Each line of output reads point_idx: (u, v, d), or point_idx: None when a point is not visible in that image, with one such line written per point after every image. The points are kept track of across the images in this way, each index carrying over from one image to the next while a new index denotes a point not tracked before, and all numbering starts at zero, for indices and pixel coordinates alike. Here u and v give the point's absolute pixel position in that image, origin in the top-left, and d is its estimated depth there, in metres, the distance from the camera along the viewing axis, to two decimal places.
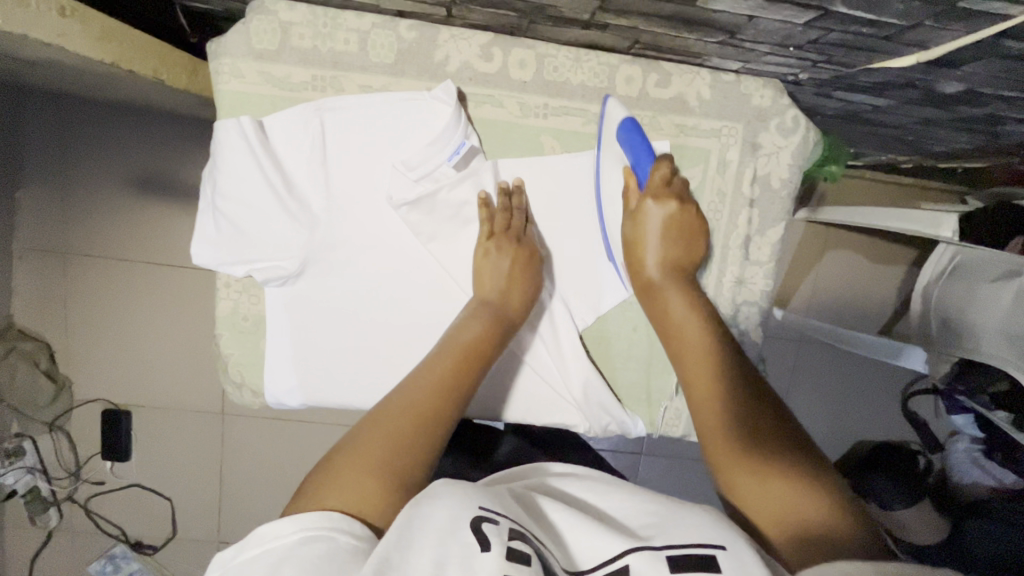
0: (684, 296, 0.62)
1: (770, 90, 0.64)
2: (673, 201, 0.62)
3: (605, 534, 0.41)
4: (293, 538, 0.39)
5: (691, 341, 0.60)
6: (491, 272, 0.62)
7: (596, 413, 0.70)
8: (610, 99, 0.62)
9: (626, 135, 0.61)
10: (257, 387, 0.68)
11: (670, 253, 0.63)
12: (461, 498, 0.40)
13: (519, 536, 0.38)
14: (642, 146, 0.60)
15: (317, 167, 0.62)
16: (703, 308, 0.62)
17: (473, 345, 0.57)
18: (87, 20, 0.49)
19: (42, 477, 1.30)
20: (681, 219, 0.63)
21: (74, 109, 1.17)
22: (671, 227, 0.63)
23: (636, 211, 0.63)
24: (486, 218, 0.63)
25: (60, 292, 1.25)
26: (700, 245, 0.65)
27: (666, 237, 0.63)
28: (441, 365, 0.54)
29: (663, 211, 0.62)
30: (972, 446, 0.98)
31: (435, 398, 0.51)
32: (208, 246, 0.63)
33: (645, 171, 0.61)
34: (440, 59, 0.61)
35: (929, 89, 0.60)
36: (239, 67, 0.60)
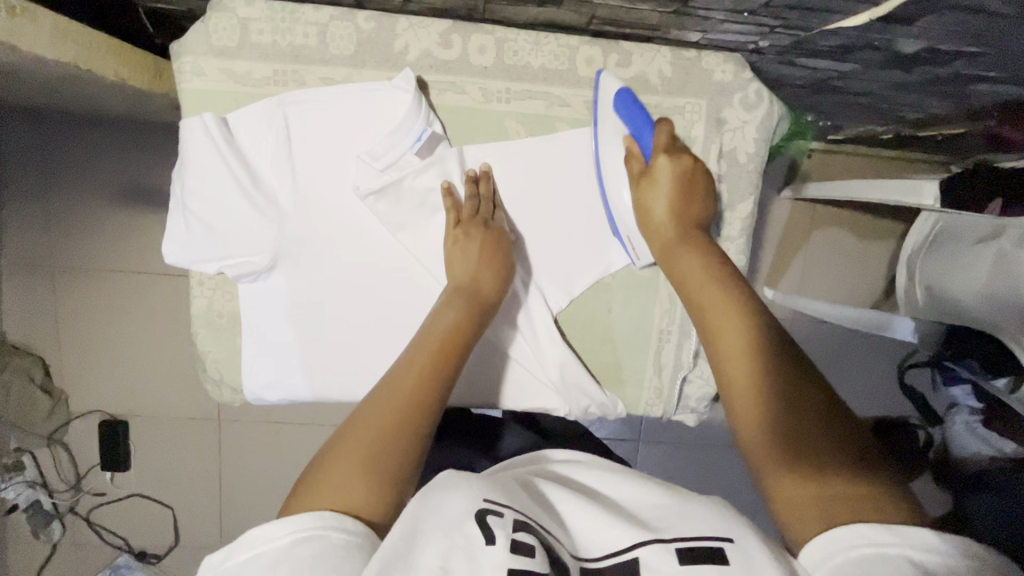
0: (703, 257, 0.59)
1: (731, 65, 0.65)
2: (681, 159, 0.61)
3: (615, 524, 0.41)
4: (286, 540, 0.40)
5: (716, 306, 0.55)
6: (461, 260, 0.62)
7: (575, 396, 0.70)
8: (604, 74, 0.62)
9: (623, 104, 0.61)
10: (237, 383, 0.68)
11: (684, 214, 0.61)
12: (468, 490, 0.40)
13: (524, 527, 0.38)
14: (643, 118, 0.61)
15: (283, 161, 0.62)
16: (724, 272, 0.58)
17: (454, 332, 0.56)
18: (39, 20, 0.48)
19: (43, 491, 1.31)
20: (690, 178, 0.62)
21: (57, 123, 1.18)
22: (681, 186, 0.61)
23: (646, 172, 0.61)
24: (452, 208, 0.63)
25: (53, 305, 1.26)
26: (707, 206, 0.63)
27: (677, 198, 0.61)
28: (419, 355, 0.53)
29: (673, 169, 0.60)
30: (971, 418, 1.01)
31: (415, 389, 0.51)
32: (181, 245, 0.64)
33: (647, 141, 0.61)
34: (400, 47, 0.61)
35: (890, 50, 0.59)
36: (201, 65, 0.60)
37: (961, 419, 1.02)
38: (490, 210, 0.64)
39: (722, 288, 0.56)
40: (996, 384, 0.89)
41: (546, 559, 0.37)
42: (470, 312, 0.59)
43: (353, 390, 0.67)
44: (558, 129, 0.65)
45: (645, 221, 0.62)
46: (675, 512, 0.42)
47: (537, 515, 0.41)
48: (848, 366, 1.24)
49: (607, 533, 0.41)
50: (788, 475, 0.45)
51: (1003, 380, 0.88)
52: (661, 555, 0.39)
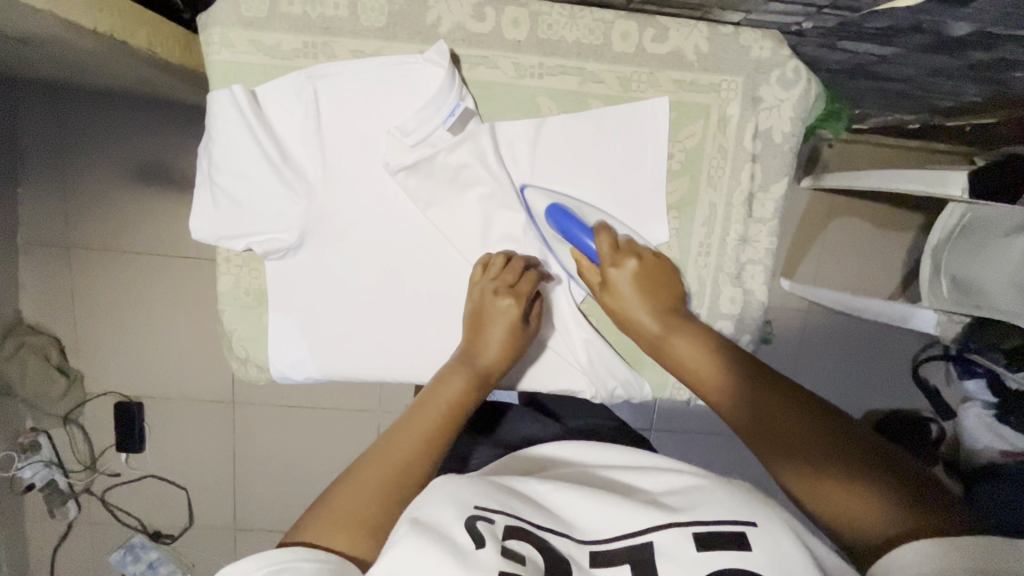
0: (694, 343, 0.60)
1: (770, 41, 0.63)
2: (631, 258, 0.63)
3: (627, 509, 0.41)
4: (257, 574, 0.39)
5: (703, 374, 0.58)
6: (482, 335, 0.62)
7: (601, 377, 0.70)
8: (528, 189, 0.64)
9: (556, 221, 0.63)
10: (262, 361, 0.68)
11: (655, 301, 0.63)
12: (454, 497, 0.40)
13: (517, 535, 0.38)
14: (577, 226, 0.63)
15: (311, 136, 0.61)
16: (710, 344, 0.60)
17: (454, 402, 0.57)
18: None
19: (59, 470, 1.31)
20: (651, 272, 0.64)
21: (73, 101, 1.17)
22: (643, 280, 0.63)
23: (606, 284, 0.64)
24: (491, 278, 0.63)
25: (68, 285, 1.26)
26: (674, 280, 0.65)
27: (644, 291, 0.63)
28: (418, 418, 0.54)
29: (629, 272, 0.63)
30: (984, 412, 1.01)
31: (409, 453, 0.51)
32: (207, 221, 0.63)
33: (592, 248, 0.63)
34: (433, 21, 0.60)
35: (938, 33, 0.57)
36: (230, 36, 0.59)
37: (974, 412, 1.02)
38: (521, 275, 0.64)
39: (706, 349, 0.59)
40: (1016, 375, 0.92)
41: (536, 567, 0.37)
42: (472, 380, 0.59)
43: (379, 368, 0.67)
44: (592, 106, 0.64)
45: (627, 326, 0.64)
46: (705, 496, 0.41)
47: (533, 512, 0.41)
48: (865, 355, 1.24)
49: (614, 518, 0.41)
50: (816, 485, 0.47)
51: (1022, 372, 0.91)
52: (676, 540, 0.38)
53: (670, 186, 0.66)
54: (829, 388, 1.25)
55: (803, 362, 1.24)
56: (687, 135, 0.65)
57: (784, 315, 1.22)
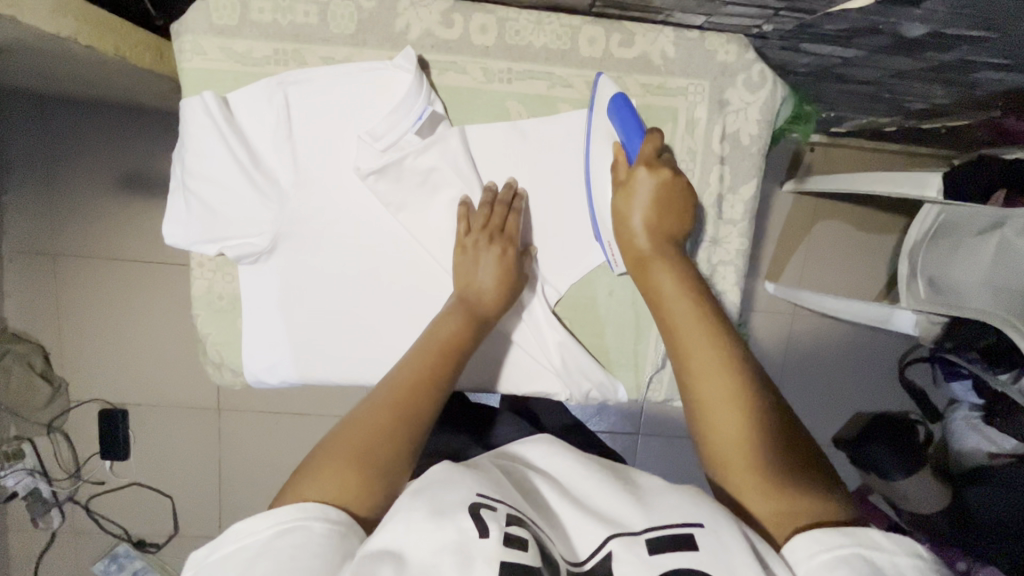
0: (677, 273, 0.58)
1: (735, 45, 0.64)
2: (665, 172, 0.60)
3: (595, 518, 0.41)
4: (267, 533, 0.41)
5: (725, 391, 0.50)
6: (471, 271, 0.63)
7: (576, 379, 0.70)
8: (603, 76, 0.62)
9: (616, 109, 0.61)
10: (236, 366, 0.68)
11: (661, 224, 0.61)
12: (459, 485, 0.40)
13: (517, 521, 0.39)
14: (632, 121, 0.61)
15: (283, 142, 0.62)
16: (702, 294, 0.56)
17: (453, 341, 0.57)
18: None
19: (43, 478, 1.30)
20: (672, 191, 0.61)
21: (57, 109, 1.18)
22: (661, 200, 0.60)
23: (625, 182, 0.61)
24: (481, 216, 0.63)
25: (52, 293, 1.26)
26: (688, 216, 0.62)
27: (656, 208, 0.60)
28: (419, 362, 0.55)
29: (654, 182, 0.60)
30: (972, 413, 1.03)
31: (412, 393, 0.52)
32: (181, 226, 0.64)
33: (636, 146, 0.61)
34: (402, 27, 0.61)
35: (895, 33, 0.59)
36: (201, 43, 0.60)
37: (962, 413, 1.04)
38: (506, 214, 0.64)
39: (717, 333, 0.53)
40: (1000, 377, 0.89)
41: (538, 552, 0.37)
42: (470, 320, 0.60)
43: (354, 371, 0.67)
44: (560, 110, 0.64)
45: (622, 233, 0.61)
46: (667, 497, 0.42)
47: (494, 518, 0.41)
48: (849, 356, 1.25)
49: (596, 526, 0.41)
50: (751, 485, 0.47)
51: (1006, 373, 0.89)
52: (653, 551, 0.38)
53: None
54: (813, 390, 1.25)
55: (787, 361, 1.25)
56: None
57: (767, 318, 1.23)
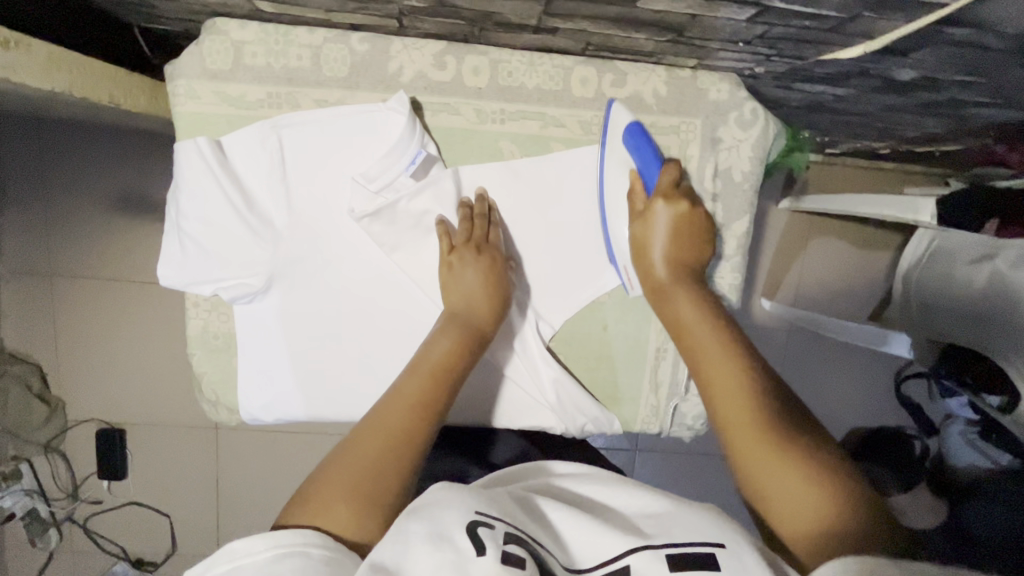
0: (696, 301, 0.62)
1: (727, 84, 0.64)
2: (683, 202, 0.63)
3: (606, 532, 0.42)
4: (266, 555, 0.40)
5: (736, 404, 0.54)
6: (457, 286, 0.63)
7: (571, 414, 0.70)
8: (615, 104, 0.63)
9: (632, 138, 0.63)
10: (232, 404, 0.68)
11: (680, 253, 0.64)
12: (457, 501, 0.41)
13: (515, 540, 0.39)
14: (651, 150, 0.63)
15: (277, 184, 0.62)
16: (716, 318, 0.61)
17: (445, 362, 0.58)
18: (34, 49, 0.48)
19: (41, 499, 1.29)
20: (690, 221, 0.64)
21: (51, 132, 1.18)
22: (680, 229, 0.63)
23: (645, 213, 0.64)
24: (465, 217, 0.64)
25: (48, 314, 1.26)
26: (706, 245, 0.65)
27: (675, 237, 0.63)
28: (410, 385, 0.55)
29: (673, 212, 0.63)
30: (968, 429, 1.00)
31: (403, 418, 0.52)
32: (175, 267, 0.64)
33: (652, 175, 0.64)
34: (394, 70, 0.61)
35: (886, 76, 0.59)
36: (194, 88, 0.60)
37: (957, 429, 1.02)
38: (487, 228, 0.64)
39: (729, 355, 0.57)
40: (991, 401, 0.87)
41: (535, 569, 0.37)
42: (461, 339, 0.60)
43: (348, 409, 0.67)
44: (553, 149, 0.65)
45: (643, 262, 0.65)
46: None
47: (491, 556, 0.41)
48: (844, 374, 1.25)
49: (597, 541, 0.42)
50: (776, 478, 0.48)
51: (997, 396, 0.86)
52: (650, 564, 0.39)
53: None
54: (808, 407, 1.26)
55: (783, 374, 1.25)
56: None
57: (763, 335, 1.24)
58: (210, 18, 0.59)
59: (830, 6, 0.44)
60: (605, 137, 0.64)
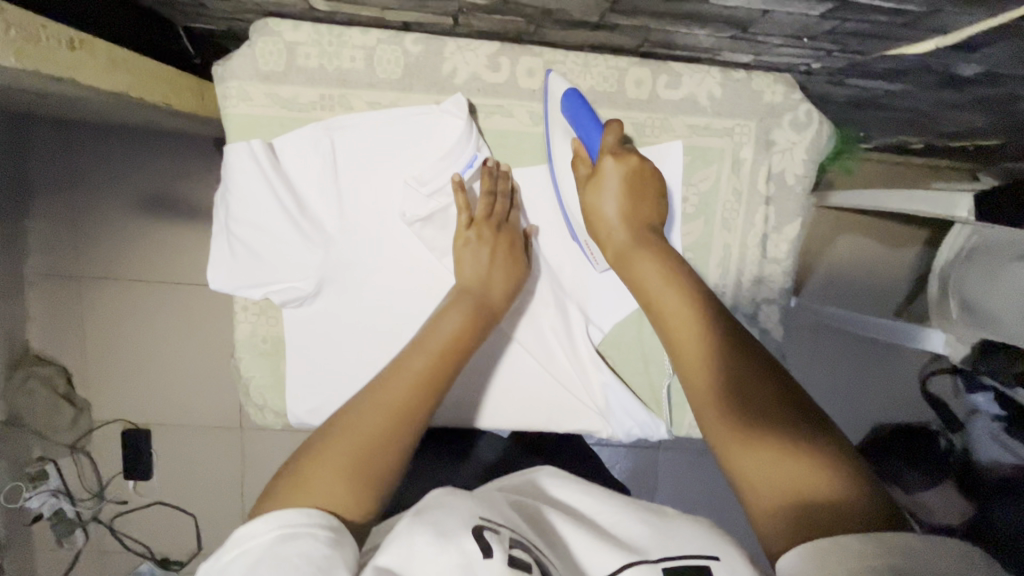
0: (660, 260, 0.55)
1: (782, 85, 0.63)
2: (631, 159, 0.59)
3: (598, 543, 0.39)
4: (269, 537, 0.37)
5: (705, 363, 0.47)
6: (472, 260, 0.60)
7: (619, 419, 0.69)
8: (552, 75, 0.60)
9: (570, 106, 0.59)
10: (280, 408, 0.67)
11: (635, 212, 0.58)
12: (462, 507, 0.39)
13: (520, 546, 0.37)
14: (590, 118, 0.59)
15: (329, 187, 0.62)
16: (683, 279, 0.53)
17: (453, 337, 0.54)
18: (95, 51, 0.49)
19: (66, 499, 1.29)
20: (639, 177, 0.59)
21: (78, 133, 1.18)
22: (631, 186, 0.58)
23: (593, 174, 0.58)
24: (488, 183, 0.61)
25: (75, 314, 1.25)
26: (658, 205, 0.61)
27: (627, 194, 0.58)
28: (417, 359, 0.51)
29: (621, 169, 0.58)
30: (993, 423, 0.89)
31: (408, 393, 0.48)
32: (224, 271, 0.63)
33: (594, 140, 0.59)
34: (448, 71, 0.60)
35: (947, 73, 0.58)
36: (246, 89, 0.60)
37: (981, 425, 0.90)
38: (508, 208, 0.63)
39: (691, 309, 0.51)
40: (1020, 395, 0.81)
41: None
42: (474, 315, 0.56)
43: None
44: None
45: (596, 227, 0.59)
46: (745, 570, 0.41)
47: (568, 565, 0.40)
48: None
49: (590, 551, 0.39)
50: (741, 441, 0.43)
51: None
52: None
53: (685, 228, 0.66)
54: None
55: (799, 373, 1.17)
56: (701, 178, 0.66)
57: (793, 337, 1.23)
58: (262, 19, 0.58)
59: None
60: (547, 119, 0.62)
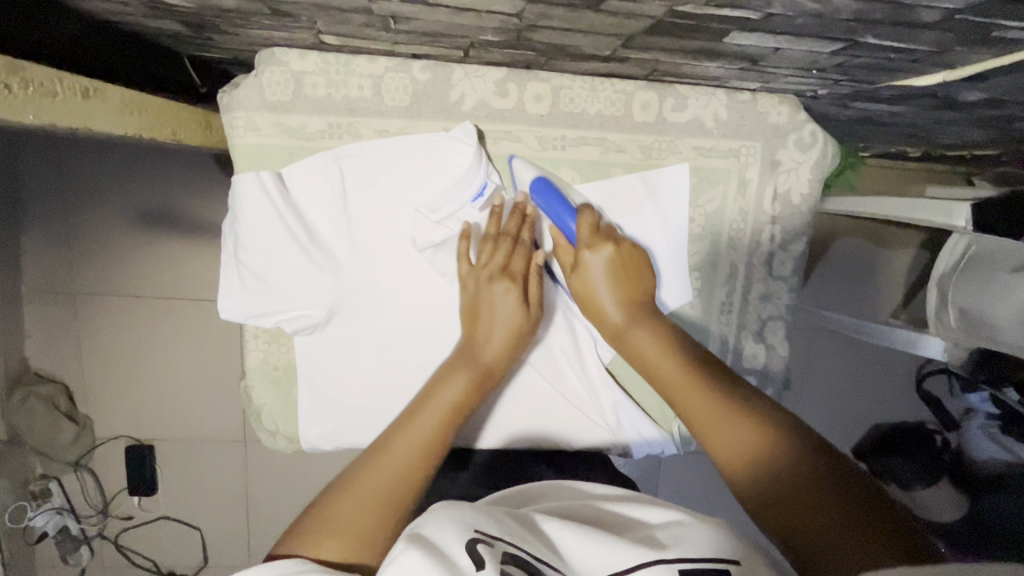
0: (655, 331, 0.57)
1: (787, 107, 0.64)
2: (609, 244, 0.59)
3: (607, 550, 0.41)
4: None
5: (710, 423, 0.49)
6: (471, 308, 0.60)
7: (628, 436, 0.70)
8: (515, 160, 0.62)
9: (540, 193, 0.60)
10: (292, 434, 0.68)
11: (625, 294, 0.59)
12: (455, 520, 0.40)
13: (514, 559, 0.37)
14: (559, 202, 0.60)
15: (339, 216, 0.62)
16: (672, 337, 0.57)
17: (451, 394, 0.55)
18: (107, 95, 0.48)
19: (71, 517, 1.28)
20: (624, 261, 0.60)
21: (74, 150, 1.16)
22: (617, 271, 0.59)
23: (577, 265, 0.59)
24: (497, 226, 0.61)
25: (75, 331, 1.24)
26: (648, 281, 0.61)
27: (615, 280, 0.59)
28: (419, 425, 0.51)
29: (603, 257, 0.59)
30: (987, 422, 0.90)
31: (408, 453, 0.49)
32: (234, 300, 0.63)
33: (570, 228, 0.60)
34: (456, 98, 0.60)
35: (951, 98, 0.58)
36: (254, 120, 0.59)
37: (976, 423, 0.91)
38: (512, 251, 0.60)
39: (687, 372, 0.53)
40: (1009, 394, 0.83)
41: None
42: (472, 371, 0.57)
43: None
44: (613, 174, 0.64)
45: (592, 314, 0.60)
46: None
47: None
48: None
49: (604, 558, 0.40)
50: (767, 496, 0.44)
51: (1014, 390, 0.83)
52: None
53: (692, 250, 0.67)
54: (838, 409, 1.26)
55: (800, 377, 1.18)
56: (707, 199, 0.66)
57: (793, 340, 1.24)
58: (268, 49, 0.58)
59: (925, 40, 0.44)
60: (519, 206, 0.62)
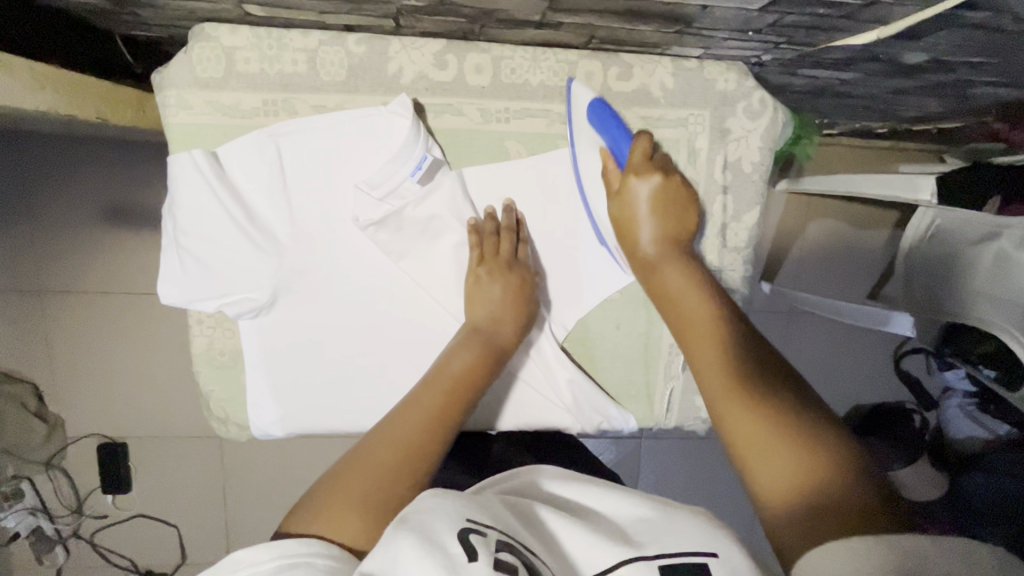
0: (685, 270, 0.62)
1: (734, 73, 0.63)
2: (657, 174, 0.61)
3: (596, 543, 0.39)
4: (270, 565, 0.37)
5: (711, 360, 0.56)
6: (482, 299, 0.63)
7: (587, 414, 0.69)
8: (574, 83, 0.60)
9: (595, 115, 0.60)
10: (242, 421, 0.66)
11: (666, 224, 0.62)
12: (449, 508, 0.38)
13: (508, 547, 0.35)
14: (616, 126, 0.61)
15: (279, 195, 0.60)
16: (703, 279, 0.61)
17: (462, 372, 0.57)
18: (14, 69, 0.47)
19: (44, 517, 1.26)
20: (671, 190, 0.62)
21: (32, 145, 1.14)
22: (660, 201, 0.62)
23: (620, 191, 0.62)
24: (475, 243, 0.63)
25: (40, 330, 1.21)
26: (693, 215, 0.64)
27: (658, 214, 0.62)
28: (428, 396, 0.54)
29: (650, 186, 0.61)
30: (965, 401, 0.87)
31: (419, 431, 0.51)
32: (176, 285, 0.62)
33: (624, 151, 0.61)
34: (394, 71, 0.59)
35: (894, 61, 0.58)
36: (186, 98, 0.58)
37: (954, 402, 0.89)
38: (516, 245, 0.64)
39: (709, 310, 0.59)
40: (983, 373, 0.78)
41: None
42: (484, 351, 0.59)
43: (359, 421, 0.66)
44: (560, 146, 0.64)
45: (627, 240, 0.63)
46: None
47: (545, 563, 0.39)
48: None
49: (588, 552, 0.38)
50: (741, 414, 0.50)
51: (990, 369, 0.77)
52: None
53: None
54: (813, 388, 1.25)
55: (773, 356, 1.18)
56: None
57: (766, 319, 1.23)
58: (198, 24, 0.56)
59: None
60: (573, 129, 0.62)
